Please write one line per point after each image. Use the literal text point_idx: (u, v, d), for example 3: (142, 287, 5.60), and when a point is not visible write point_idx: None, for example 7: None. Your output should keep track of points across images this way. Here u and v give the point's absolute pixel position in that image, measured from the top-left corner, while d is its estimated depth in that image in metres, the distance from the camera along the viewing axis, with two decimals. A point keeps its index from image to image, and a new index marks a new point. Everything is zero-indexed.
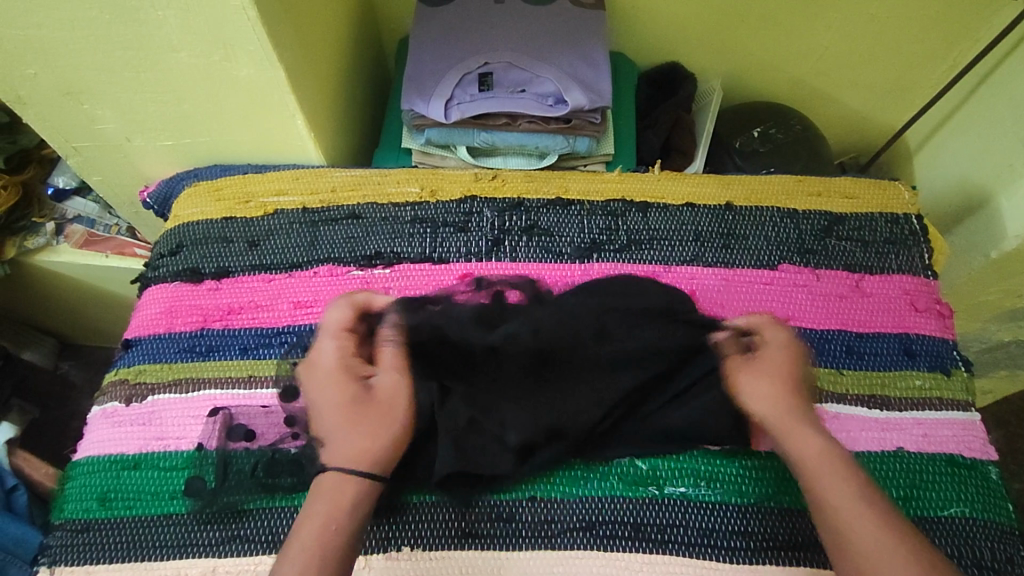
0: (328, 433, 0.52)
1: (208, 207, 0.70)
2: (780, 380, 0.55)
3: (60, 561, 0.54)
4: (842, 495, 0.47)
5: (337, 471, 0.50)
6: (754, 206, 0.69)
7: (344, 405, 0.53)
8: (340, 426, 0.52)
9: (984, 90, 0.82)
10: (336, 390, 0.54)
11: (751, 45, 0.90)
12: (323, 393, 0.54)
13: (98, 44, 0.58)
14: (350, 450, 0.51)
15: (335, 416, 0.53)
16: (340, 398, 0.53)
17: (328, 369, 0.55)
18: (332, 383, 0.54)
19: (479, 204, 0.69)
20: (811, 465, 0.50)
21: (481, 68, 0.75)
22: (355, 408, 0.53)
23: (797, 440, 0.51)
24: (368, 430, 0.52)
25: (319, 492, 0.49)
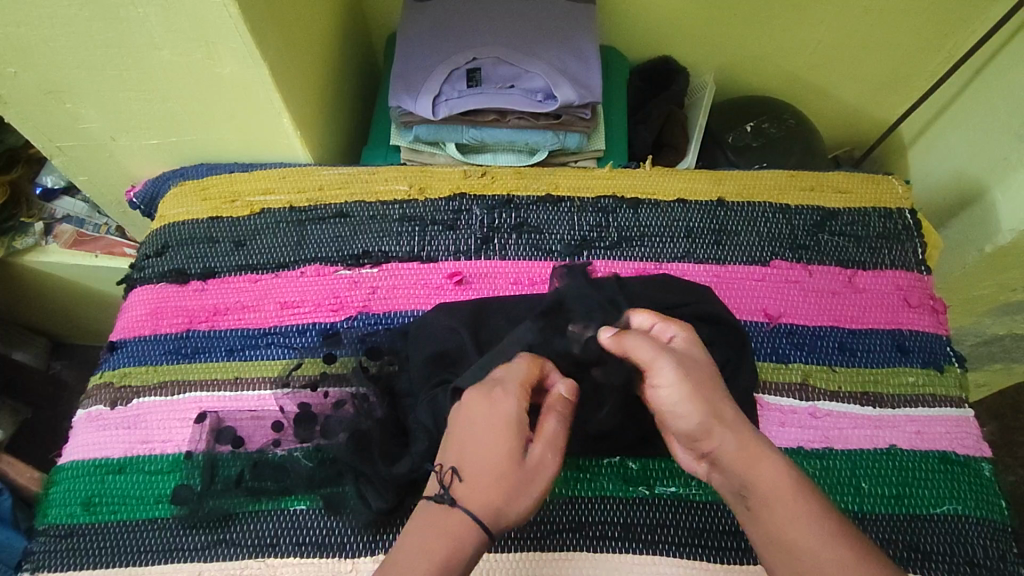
0: (469, 474, 0.42)
1: (194, 207, 0.69)
2: (707, 381, 0.46)
3: (43, 567, 0.54)
4: (807, 529, 0.41)
5: (461, 519, 0.41)
6: (746, 202, 0.68)
7: (502, 463, 0.42)
8: (489, 476, 0.42)
9: (979, 82, 0.81)
10: (498, 434, 0.43)
11: (743, 38, 0.89)
12: (484, 427, 0.43)
13: (79, 41, 0.57)
14: (480, 510, 0.41)
15: (484, 466, 0.42)
16: (500, 449, 0.42)
17: (501, 409, 0.44)
18: (497, 426, 0.43)
19: (468, 201, 0.68)
20: (779, 497, 0.42)
21: (470, 63, 0.74)
22: (510, 471, 0.42)
23: (759, 471, 0.43)
24: (510, 500, 0.42)
25: (428, 535, 0.41)
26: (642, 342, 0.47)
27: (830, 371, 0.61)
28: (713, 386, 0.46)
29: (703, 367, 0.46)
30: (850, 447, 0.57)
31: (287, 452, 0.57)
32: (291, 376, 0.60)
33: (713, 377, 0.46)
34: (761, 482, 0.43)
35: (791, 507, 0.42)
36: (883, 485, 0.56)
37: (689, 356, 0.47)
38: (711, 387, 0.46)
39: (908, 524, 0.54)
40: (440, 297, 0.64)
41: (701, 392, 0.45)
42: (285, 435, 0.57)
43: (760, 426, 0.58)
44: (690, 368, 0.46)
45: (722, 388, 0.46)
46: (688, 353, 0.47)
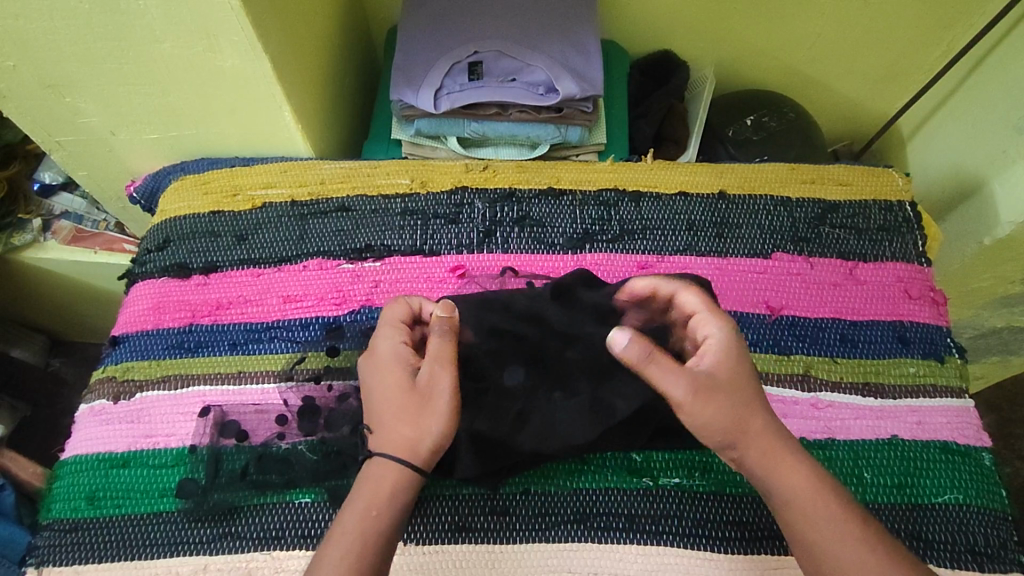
0: (376, 424, 0.50)
1: (196, 201, 0.69)
2: (733, 399, 0.47)
3: (48, 561, 0.54)
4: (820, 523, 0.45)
5: (381, 461, 0.48)
6: (747, 195, 0.69)
7: (395, 399, 0.49)
8: (387, 417, 0.49)
9: (977, 75, 0.81)
10: (384, 379, 0.50)
11: (743, 32, 0.89)
12: (375, 379, 0.51)
13: (78, 35, 0.57)
14: (391, 446, 0.48)
15: (382, 409, 0.49)
16: (389, 393, 0.50)
17: (383, 358, 0.51)
18: (383, 372, 0.51)
19: (470, 195, 0.68)
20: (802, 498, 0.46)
21: (471, 56, 0.74)
22: (403, 403, 0.49)
23: (789, 475, 0.47)
24: (412, 425, 0.48)
25: (363, 479, 0.48)
26: (671, 364, 0.47)
27: (832, 362, 0.61)
28: (736, 404, 0.47)
29: (729, 387, 0.48)
30: (852, 438, 0.58)
31: (291, 445, 0.57)
32: (295, 370, 0.60)
33: (742, 393, 0.48)
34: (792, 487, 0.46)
35: (810, 509, 0.46)
36: (886, 475, 0.56)
37: (722, 374, 0.48)
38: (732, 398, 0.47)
39: (910, 513, 0.55)
40: (443, 291, 0.64)
41: (725, 411, 0.47)
42: (290, 429, 0.58)
43: None
44: (715, 389, 0.47)
45: (749, 400, 0.48)
46: (720, 370, 0.48)
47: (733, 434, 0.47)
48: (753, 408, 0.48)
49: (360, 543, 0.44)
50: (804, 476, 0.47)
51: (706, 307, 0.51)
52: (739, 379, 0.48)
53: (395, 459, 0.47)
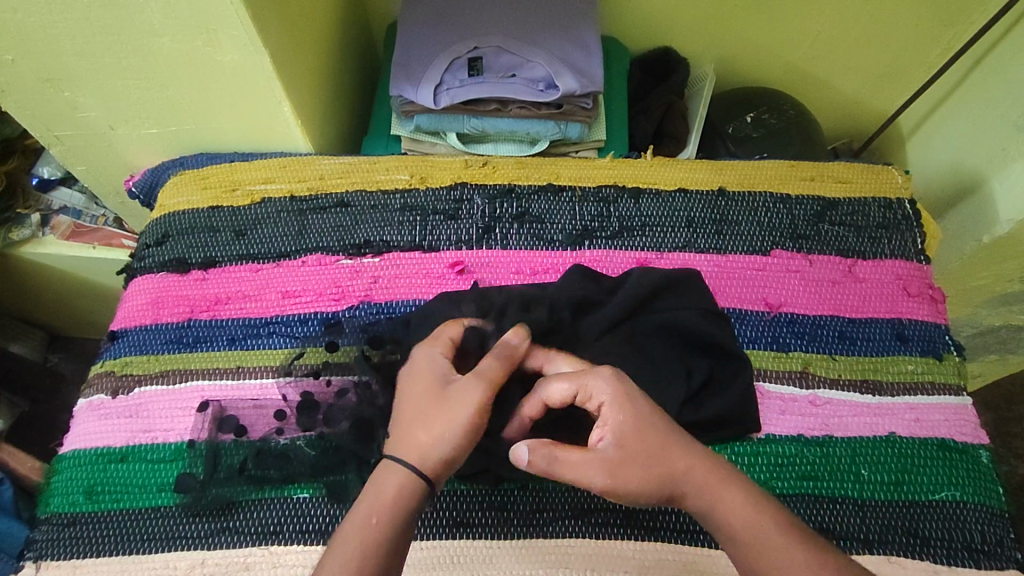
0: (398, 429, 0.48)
1: (194, 196, 0.69)
2: (649, 451, 0.45)
3: (46, 555, 0.53)
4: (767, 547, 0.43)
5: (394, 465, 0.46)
6: (747, 192, 0.69)
7: (421, 403, 0.48)
8: (404, 422, 0.48)
9: (978, 74, 0.81)
10: (416, 387, 0.49)
11: (744, 29, 0.89)
12: (409, 391, 0.49)
13: (77, 29, 0.57)
14: (410, 450, 0.46)
15: (407, 415, 0.48)
16: (420, 399, 0.48)
17: (419, 368, 0.50)
18: (417, 382, 0.50)
19: (469, 190, 0.68)
20: (743, 529, 0.44)
21: (471, 52, 0.73)
22: (428, 409, 0.48)
23: (723, 502, 0.44)
24: (428, 433, 0.46)
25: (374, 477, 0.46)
26: (576, 451, 0.46)
27: (830, 359, 0.61)
28: (655, 462, 0.45)
29: (640, 449, 0.45)
30: (851, 435, 0.58)
31: (290, 440, 0.57)
32: (293, 366, 0.60)
33: (659, 438, 0.46)
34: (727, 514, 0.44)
35: (751, 529, 0.43)
36: (883, 472, 0.56)
37: (628, 442, 0.45)
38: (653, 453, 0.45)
39: (906, 510, 0.55)
40: (442, 287, 0.64)
41: (651, 462, 0.45)
42: (289, 424, 0.58)
43: (760, 414, 0.59)
44: (627, 456, 0.45)
45: (671, 446, 0.46)
46: (625, 436, 0.46)
47: (664, 487, 0.45)
48: (677, 453, 0.45)
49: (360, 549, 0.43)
50: (745, 504, 0.44)
51: (582, 376, 0.49)
52: (652, 430, 0.46)
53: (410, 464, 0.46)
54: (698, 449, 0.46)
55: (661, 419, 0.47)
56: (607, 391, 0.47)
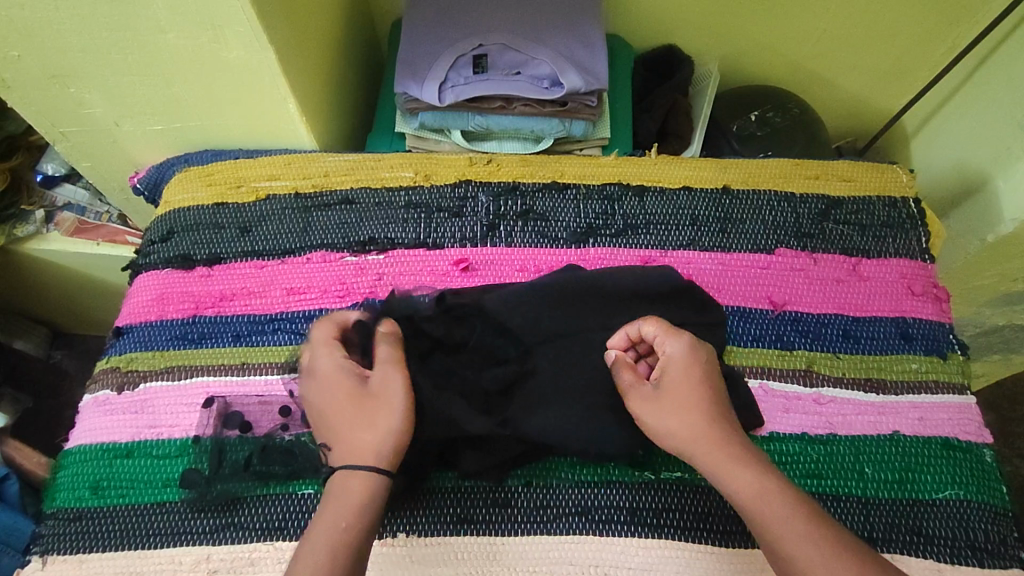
0: (334, 438, 0.49)
1: (199, 193, 0.69)
2: (685, 404, 0.49)
3: (52, 550, 0.54)
4: (779, 519, 0.44)
5: (348, 471, 0.47)
6: (751, 190, 0.69)
7: (343, 406, 0.50)
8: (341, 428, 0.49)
9: (983, 73, 0.81)
10: (333, 390, 0.50)
11: (748, 27, 0.89)
12: (325, 398, 0.51)
13: (83, 25, 0.57)
14: (356, 452, 0.48)
15: (334, 422, 0.49)
16: (342, 403, 0.50)
17: (329, 371, 0.51)
18: (330, 385, 0.51)
19: (474, 188, 0.68)
20: (752, 501, 0.45)
21: (476, 49, 0.73)
22: (354, 410, 0.49)
23: (737, 476, 0.46)
24: (365, 432, 0.48)
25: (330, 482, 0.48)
26: (630, 375, 0.52)
27: (834, 358, 0.61)
28: (687, 418, 0.49)
29: (683, 404, 0.49)
30: (854, 433, 0.58)
31: (295, 436, 0.57)
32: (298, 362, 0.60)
33: (692, 399, 0.50)
34: (743, 491, 0.45)
35: (764, 504, 0.44)
36: (886, 470, 0.56)
37: (677, 391, 0.50)
38: (687, 407, 0.49)
39: (909, 509, 0.55)
40: (446, 284, 0.64)
41: (688, 415, 0.49)
42: (294, 420, 0.58)
43: (764, 412, 0.59)
44: (670, 401, 0.50)
45: (701, 409, 0.49)
46: (675, 385, 0.50)
47: (682, 445, 0.49)
48: (705, 417, 0.49)
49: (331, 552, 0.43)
50: (758, 477, 0.46)
51: (666, 325, 0.53)
52: (695, 387, 0.50)
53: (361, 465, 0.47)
54: (725, 426, 0.49)
55: (706, 382, 0.51)
56: (676, 348, 0.52)
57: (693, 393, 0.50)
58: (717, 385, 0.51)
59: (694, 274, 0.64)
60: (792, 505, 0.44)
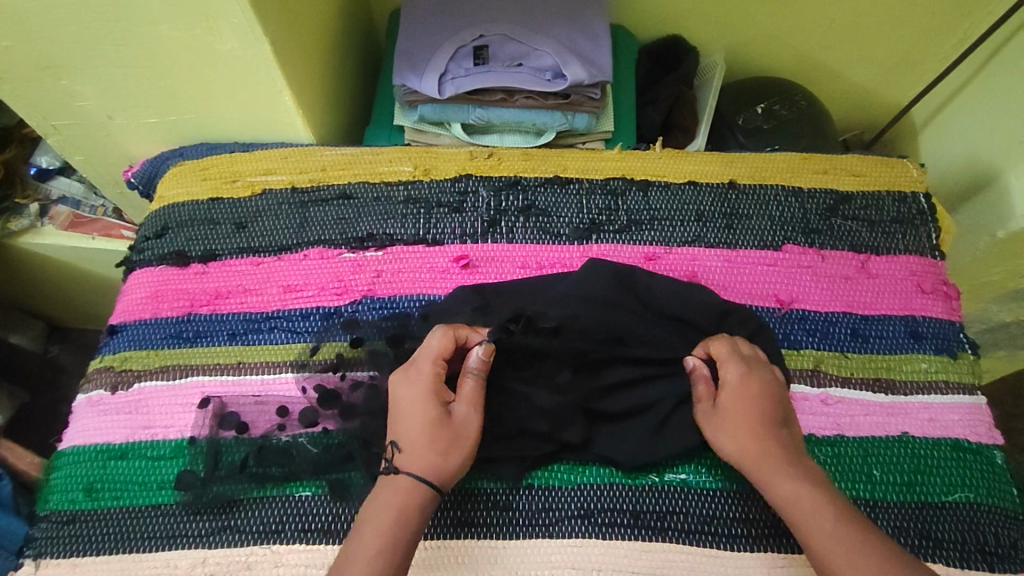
0: (406, 441, 0.50)
1: (194, 187, 0.67)
2: (748, 422, 0.52)
3: (45, 553, 0.53)
4: (819, 525, 0.47)
5: (407, 482, 0.48)
6: (758, 185, 0.67)
7: (417, 422, 0.50)
8: (420, 444, 0.50)
9: (994, 65, 0.79)
10: (413, 395, 0.52)
11: (755, 17, 0.87)
12: (405, 403, 0.52)
13: (73, 16, 0.55)
14: (420, 468, 0.49)
15: (409, 427, 0.51)
16: (425, 414, 0.51)
17: (416, 380, 0.52)
18: (412, 393, 0.52)
19: (474, 182, 0.66)
20: (794, 506, 0.48)
21: (476, 40, 0.71)
22: (433, 430, 0.50)
23: (781, 484, 0.49)
24: (431, 453, 0.49)
25: (377, 492, 0.49)
26: (704, 387, 0.55)
27: (842, 357, 0.60)
28: (735, 440, 0.52)
29: (732, 427, 0.52)
30: (862, 435, 0.57)
31: (292, 437, 0.56)
32: (307, 361, 0.59)
33: (750, 417, 0.52)
34: (787, 496, 0.49)
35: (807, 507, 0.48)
36: (895, 472, 0.55)
37: (730, 415, 0.53)
38: (749, 424, 0.52)
39: (918, 512, 0.54)
40: (446, 281, 0.62)
41: (737, 434, 0.52)
42: (291, 420, 0.57)
43: None
44: (730, 417, 0.53)
45: (757, 427, 0.52)
46: (729, 407, 0.53)
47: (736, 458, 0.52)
48: (760, 432, 0.52)
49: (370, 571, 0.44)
50: (800, 484, 0.49)
51: (733, 347, 0.56)
52: (747, 409, 0.53)
53: (421, 482, 0.48)
54: (779, 437, 0.52)
55: (764, 409, 0.53)
56: (734, 372, 0.54)
57: (755, 411, 0.53)
58: (780, 405, 0.53)
59: (699, 271, 0.63)
60: (829, 511, 0.47)
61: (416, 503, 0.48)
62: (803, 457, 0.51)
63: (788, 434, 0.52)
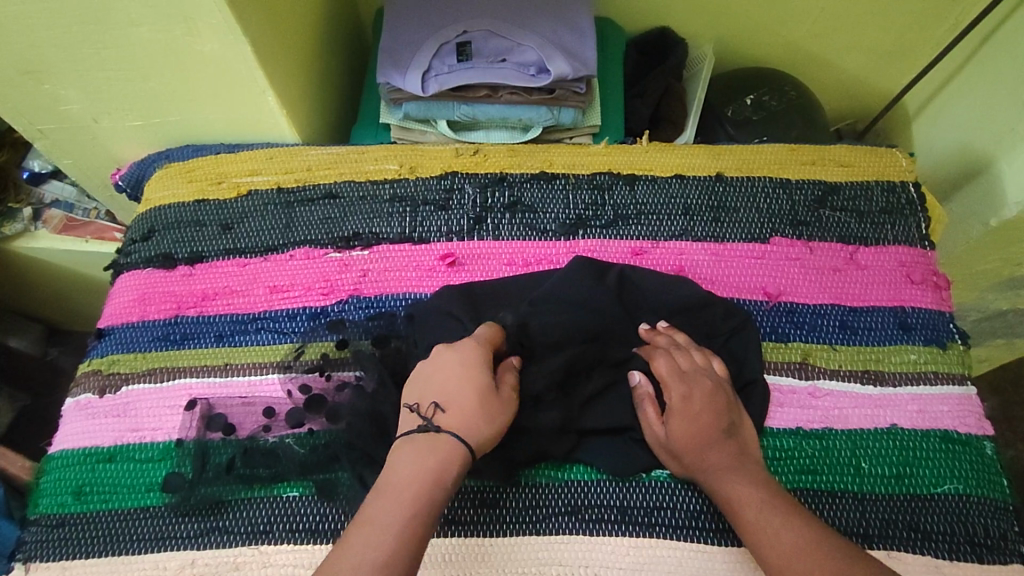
0: (450, 401, 0.49)
1: (180, 190, 0.67)
2: (695, 441, 0.52)
3: (35, 557, 0.53)
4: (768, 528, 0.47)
5: (450, 447, 0.46)
6: (745, 177, 0.67)
7: (472, 383, 0.49)
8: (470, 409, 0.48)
9: (987, 50, 0.78)
10: (465, 358, 0.50)
11: (744, 7, 0.86)
12: (460, 364, 0.50)
13: (52, 20, 0.55)
14: (465, 431, 0.47)
15: (458, 388, 0.49)
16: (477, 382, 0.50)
17: (474, 345, 0.51)
18: (468, 356, 0.51)
19: (460, 180, 0.66)
20: (742, 512, 0.49)
21: (460, 36, 0.71)
22: (479, 393, 0.49)
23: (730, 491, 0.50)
24: (478, 418, 0.48)
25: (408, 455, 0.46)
26: (653, 410, 0.55)
27: (831, 350, 0.60)
28: (686, 459, 0.52)
29: (681, 448, 0.52)
30: (851, 428, 0.56)
31: (278, 438, 0.56)
32: (292, 362, 0.59)
33: (696, 436, 0.52)
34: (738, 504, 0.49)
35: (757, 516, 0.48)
36: (883, 465, 0.55)
37: (677, 438, 0.52)
38: (696, 441, 0.52)
39: (907, 504, 0.54)
40: (433, 279, 0.62)
41: (683, 453, 0.52)
42: (277, 421, 0.57)
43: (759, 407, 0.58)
44: (676, 440, 0.53)
45: (702, 443, 0.52)
46: (675, 432, 0.53)
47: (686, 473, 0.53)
48: (707, 448, 0.52)
49: (399, 544, 0.42)
50: (751, 492, 0.50)
51: (677, 366, 0.55)
52: (695, 428, 0.52)
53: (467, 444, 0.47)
54: (727, 451, 0.52)
55: (710, 425, 0.52)
56: (676, 395, 0.54)
57: (702, 428, 0.52)
58: (728, 416, 0.53)
59: (686, 266, 0.63)
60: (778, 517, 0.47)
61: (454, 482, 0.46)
62: (750, 462, 0.52)
63: (737, 445, 0.53)
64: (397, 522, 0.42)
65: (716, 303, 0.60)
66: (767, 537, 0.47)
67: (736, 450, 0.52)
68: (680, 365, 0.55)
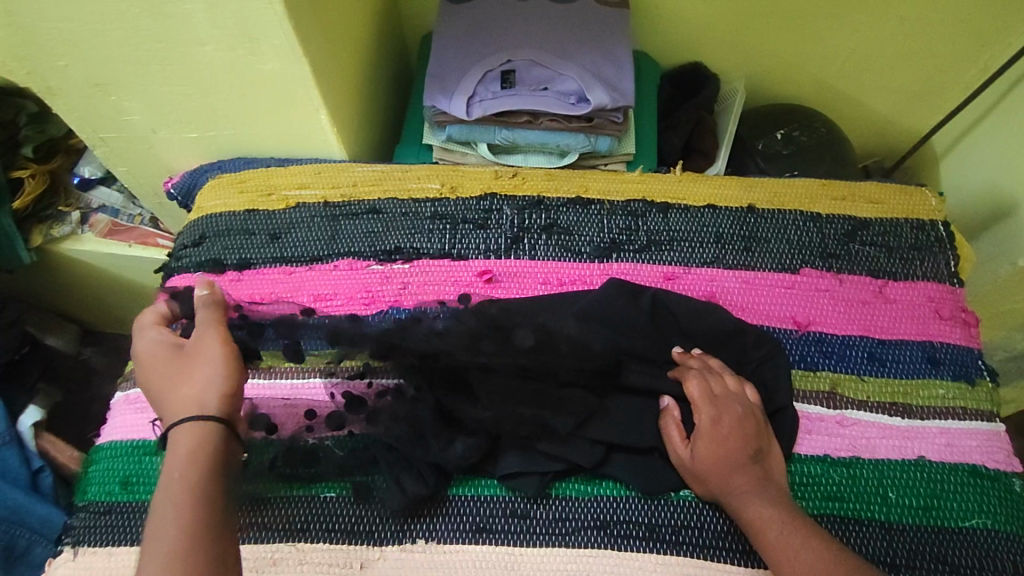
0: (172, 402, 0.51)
1: (231, 199, 0.71)
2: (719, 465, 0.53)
3: (82, 542, 0.55)
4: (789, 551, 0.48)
5: (179, 430, 0.48)
6: (776, 210, 0.69)
7: (165, 371, 0.52)
8: (178, 388, 0.51)
9: (1014, 95, 0.80)
10: (170, 358, 0.53)
11: (775, 45, 0.89)
12: (163, 362, 0.53)
13: (128, 37, 0.59)
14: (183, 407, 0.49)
15: (172, 380, 0.52)
16: (164, 364, 0.53)
17: (156, 355, 0.54)
18: (156, 359, 0.54)
19: (499, 201, 0.69)
20: (765, 536, 0.50)
21: (503, 65, 0.74)
22: (179, 366, 0.52)
23: (753, 516, 0.51)
24: (192, 384, 0.51)
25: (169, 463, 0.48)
26: (679, 434, 0.56)
27: (860, 380, 0.61)
28: (711, 481, 0.53)
29: (704, 469, 0.53)
30: (878, 458, 0.57)
31: (319, 440, 0.58)
32: (336, 368, 0.61)
33: (722, 459, 0.53)
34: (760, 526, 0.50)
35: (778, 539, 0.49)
36: (911, 496, 0.56)
37: (702, 459, 0.54)
38: (721, 465, 0.53)
39: (933, 537, 0.54)
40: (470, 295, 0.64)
41: (707, 477, 0.53)
42: (318, 423, 0.59)
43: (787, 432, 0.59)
44: (702, 463, 0.54)
45: (728, 468, 0.53)
46: (701, 455, 0.54)
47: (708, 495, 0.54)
48: (732, 473, 0.53)
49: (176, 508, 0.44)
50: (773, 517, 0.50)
51: (707, 391, 0.56)
52: (721, 452, 0.53)
53: (191, 416, 0.49)
54: (751, 476, 0.53)
55: (737, 450, 0.54)
56: (705, 419, 0.55)
57: (728, 452, 0.53)
58: (757, 442, 0.54)
59: (717, 292, 0.64)
60: (799, 542, 0.49)
61: (211, 448, 0.48)
62: (774, 487, 0.53)
63: (763, 470, 0.54)
64: (162, 509, 0.44)
65: (747, 329, 0.61)
66: (786, 559, 0.48)
67: (761, 474, 0.53)
68: (712, 390, 0.56)
